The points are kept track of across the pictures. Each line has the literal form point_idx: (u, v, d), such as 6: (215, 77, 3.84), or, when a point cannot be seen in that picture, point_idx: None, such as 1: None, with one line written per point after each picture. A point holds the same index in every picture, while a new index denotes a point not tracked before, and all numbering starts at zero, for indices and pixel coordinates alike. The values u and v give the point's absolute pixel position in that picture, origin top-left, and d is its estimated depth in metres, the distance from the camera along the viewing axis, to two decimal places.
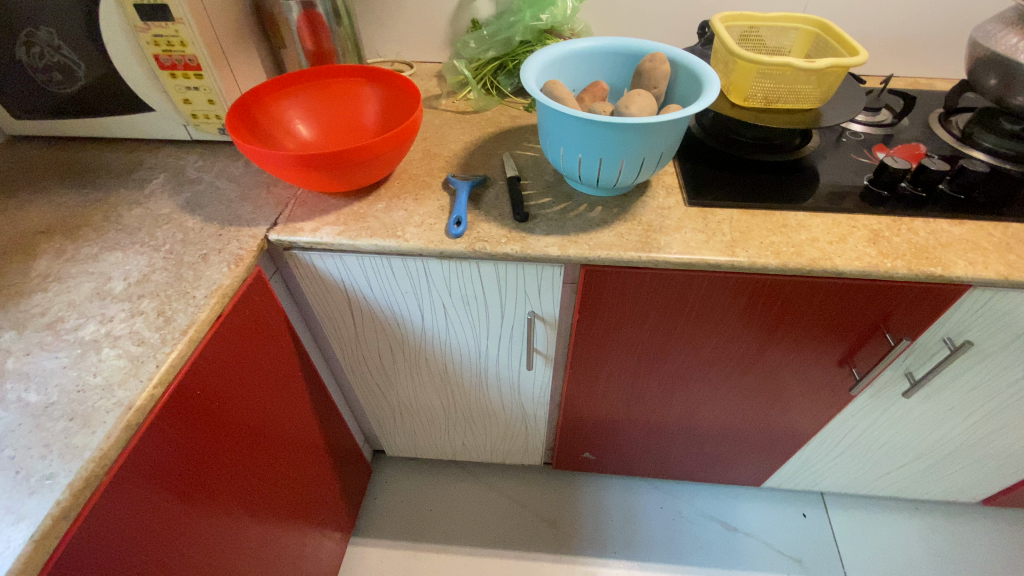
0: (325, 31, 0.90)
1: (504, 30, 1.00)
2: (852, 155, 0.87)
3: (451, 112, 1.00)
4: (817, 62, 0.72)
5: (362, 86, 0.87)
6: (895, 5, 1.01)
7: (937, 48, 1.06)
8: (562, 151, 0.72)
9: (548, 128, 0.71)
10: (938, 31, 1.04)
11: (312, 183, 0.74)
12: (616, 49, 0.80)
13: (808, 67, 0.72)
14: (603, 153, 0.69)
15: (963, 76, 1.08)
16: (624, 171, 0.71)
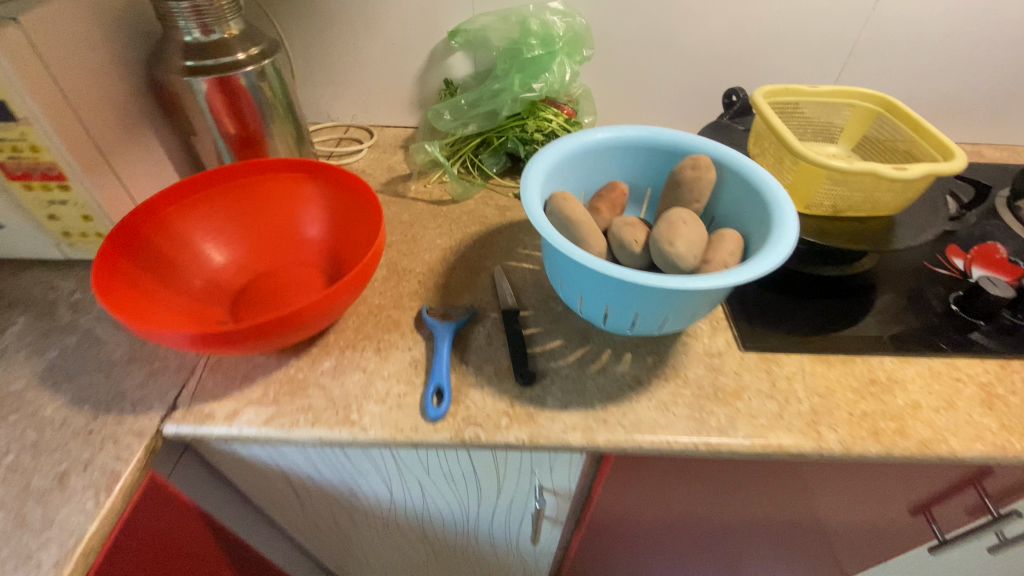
0: (248, 108, 0.67)
1: (486, 99, 0.80)
2: (926, 264, 0.70)
3: (423, 202, 0.79)
4: (909, 170, 0.55)
5: (304, 185, 0.66)
6: (941, 66, 0.87)
7: (983, 113, 0.92)
8: (580, 297, 0.52)
9: (561, 268, 0.52)
10: (986, 95, 0.90)
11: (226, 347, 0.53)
12: (641, 143, 0.61)
13: (898, 177, 0.55)
14: (639, 307, 0.49)
15: (1009, 143, 0.95)
16: (666, 328, 0.52)
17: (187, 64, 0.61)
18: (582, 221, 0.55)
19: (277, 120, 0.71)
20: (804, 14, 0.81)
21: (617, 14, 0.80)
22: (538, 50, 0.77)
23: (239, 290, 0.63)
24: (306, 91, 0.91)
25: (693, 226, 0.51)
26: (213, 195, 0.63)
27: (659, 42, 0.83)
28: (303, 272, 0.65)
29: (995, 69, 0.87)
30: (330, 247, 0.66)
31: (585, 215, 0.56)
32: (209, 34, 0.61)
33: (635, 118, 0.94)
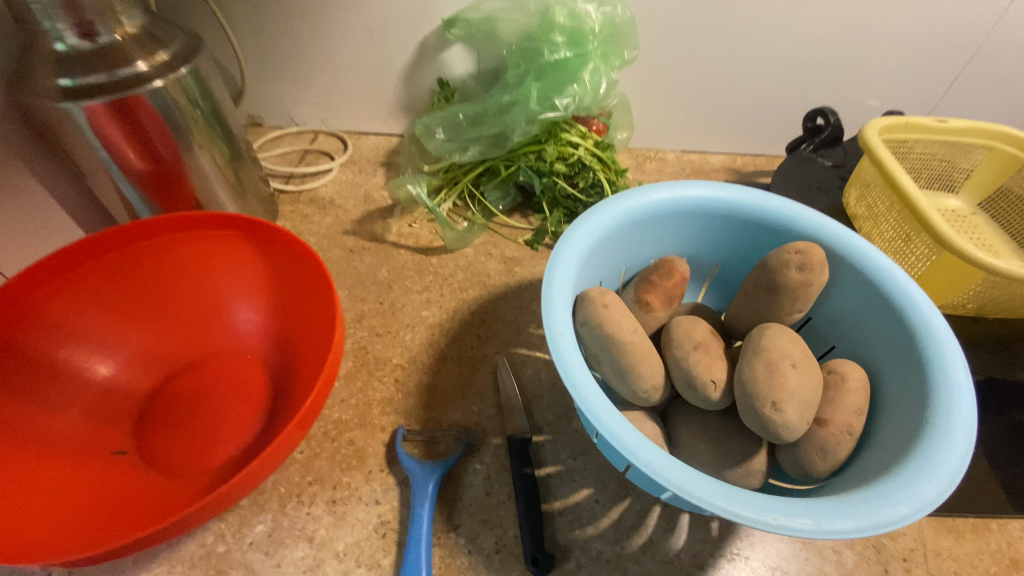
0: (156, 134, 0.47)
1: (492, 115, 0.60)
2: None
3: (407, 250, 0.61)
4: None
5: (238, 246, 0.49)
6: None
7: None
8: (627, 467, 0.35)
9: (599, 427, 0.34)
10: None
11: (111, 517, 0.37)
12: (715, 207, 0.43)
13: None
14: None
15: None
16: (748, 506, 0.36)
17: (57, 81, 0.42)
18: (632, 342, 0.37)
19: (205, 148, 0.52)
20: (913, 8, 0.61)
21: (669, 2, 0.59)
22: (564, 51, 0.57)
23: (152, 396, 0.46)
24: (261, 89, 0.71)
25: (805, 371, 0.34)
26: (110, 264, 0.46)
27: (718, 38, 0.63)
28: (241, 365, 0.49)
29: None
30: (275, 332, 0.49)
31: (635, 331, 0.38)
32: (93, 37, 0.42)
33: (681, 132, 0.74)
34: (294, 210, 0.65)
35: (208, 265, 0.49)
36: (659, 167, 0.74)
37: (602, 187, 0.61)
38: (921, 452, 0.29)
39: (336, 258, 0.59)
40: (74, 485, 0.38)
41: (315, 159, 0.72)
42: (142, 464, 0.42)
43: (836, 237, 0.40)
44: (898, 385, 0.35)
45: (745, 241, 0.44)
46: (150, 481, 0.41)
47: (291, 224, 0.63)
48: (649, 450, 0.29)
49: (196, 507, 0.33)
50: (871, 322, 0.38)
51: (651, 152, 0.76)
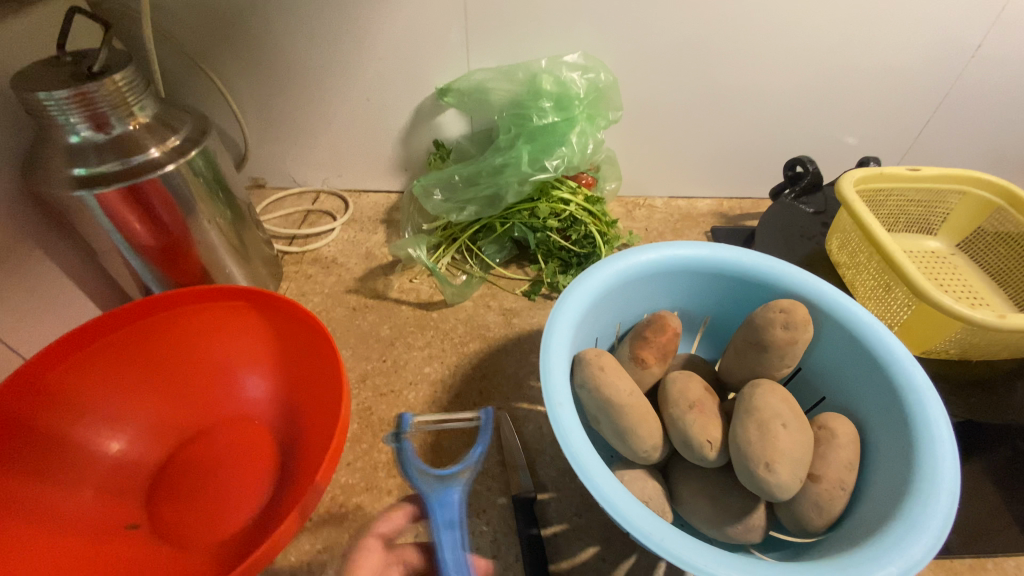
0: (166, 212, 0.50)
1: (487, 176, 0.63)
2: None
3: (409, 305, 0.63)
4: None
5: (244, 315, 0.51)
6: None
7: None
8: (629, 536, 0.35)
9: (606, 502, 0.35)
10: None
11: None
12: (699, 266, 0.45)
13: None
14: None
15: None
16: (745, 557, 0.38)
17: (75, 172, 0.45)
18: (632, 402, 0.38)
19: (211, 219, 0.55)
20: (878, 62, 0.65)
21: (649, 64, 0.63)
22: (552, 116, 0.61)
23: (162, 468, 0.47)
24: (265, 154, 0.74)
25: (795, 431, 0.35)
26: (124, 338, 0.48)
27: (698, 93, 0.67)
28: (248, 432, 0.50)
29: None
30: (278, 396, 0.51)
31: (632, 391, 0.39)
32: (106, 128, 0.45)
33: (668, 179, 0.77)
34: (298, 270, 0.67)
35: (218, 334, 0.51)
36: (649, 214, 0.76)
37: (594, 239, 0.63)
38: (909, 510, 0.31)
39: (340, 317, 0.61)
40: (88, 563, 0.39)
41: (317, 219, 0.74)
42: (153, 539, 0.42)
43: (818, 291, 0.42)
44: (886, 438, 0.36)
45: (731, 295, 0.46)
46: (161, 556, 0.41)
47: (295, 285, 0.65)
48: (650, 521, 0.31)
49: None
50: (858, 374, 0.40)
51: (641, 199, 0.78)
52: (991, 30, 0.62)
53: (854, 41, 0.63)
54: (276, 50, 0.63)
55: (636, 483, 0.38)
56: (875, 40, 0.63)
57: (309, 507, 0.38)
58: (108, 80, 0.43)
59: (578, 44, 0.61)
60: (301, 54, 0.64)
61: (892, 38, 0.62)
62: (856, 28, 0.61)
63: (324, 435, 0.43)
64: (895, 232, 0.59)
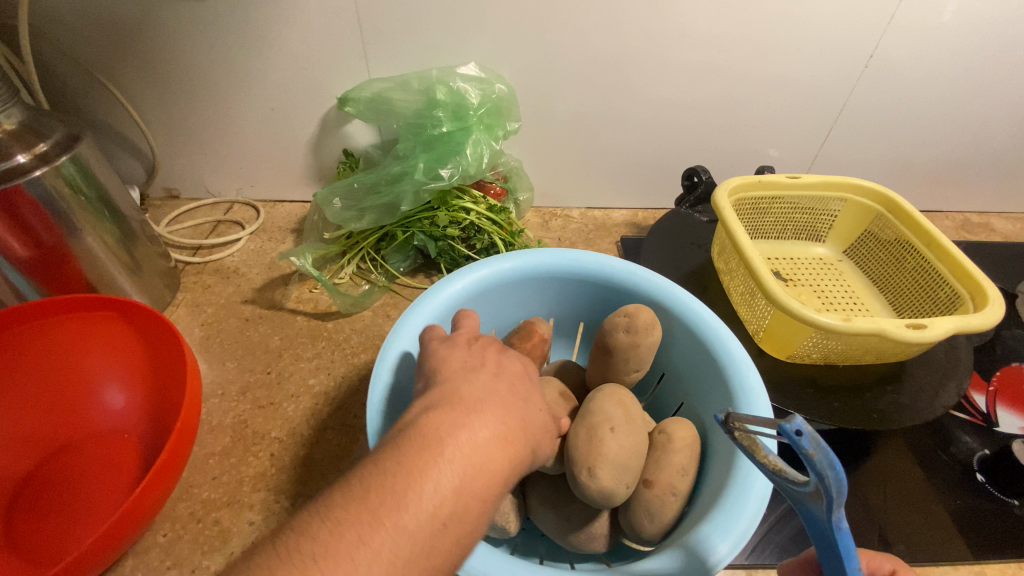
0: (34, 223, 0.49)
1: (385, 185, 0.63)
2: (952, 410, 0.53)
3: (305, 315, 0.62)
4: (928, 331, 0.40)
5: (110, 326, 0.50)
6: (932, 129, 0.74)
7: (979, 177, 0.80)
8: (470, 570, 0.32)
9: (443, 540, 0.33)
10: (981, 157, 0.78)
11: None
12: (561, 273, 0.45)
13: (913, 340, 0.40)
14: None
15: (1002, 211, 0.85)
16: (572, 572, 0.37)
17: None
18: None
19: (92, 231, 0.54)
20: (774, 75, 0.67)
21: (550, 74, 0.64)
22: (447, 124, 0.62)
23: (25, 480, 0.45)
24: (174, 164, 0.73)
25: (622, 434, 0.36)
26: None
27: (602, 104, 0.68)
28: (115, 445, 0.48)
29: (989, 133, 0.75)
30: (143, 407, 0.50)
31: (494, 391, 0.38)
32: None
33: (583, 189, 0.77)
34: (197, 281, 0.65)
35: (90, 345, 0.50)
36: (564, 224, 0.77)
37: (497, 248, 0.64)
38: (715, 515, 0.31)
39: (231, 328, 0.60)
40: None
41: (226, 229, 0.73)
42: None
43: (671, 297, 0.42)
44: (721, 442, 0.36)
45: (595, 302, 0.46)
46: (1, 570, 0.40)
47: (192, 296, 0.64)
48: None
49: None
50: (704, 379, 0.40)
51: (557, 210, 0.79)
52: (875, 45, 0.64)
53: (748, 53, 0.64)
54: (174, 59, 0.63)
55: None
56: (766, 55, 0.64)
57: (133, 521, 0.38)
58: None
59: (474, 55, 0.62)
60: (201, 63, 0.63)
61: (783, 51, 0.64)
62: (749, 40, 0.63)
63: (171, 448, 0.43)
64: (781, 239, 0.60)
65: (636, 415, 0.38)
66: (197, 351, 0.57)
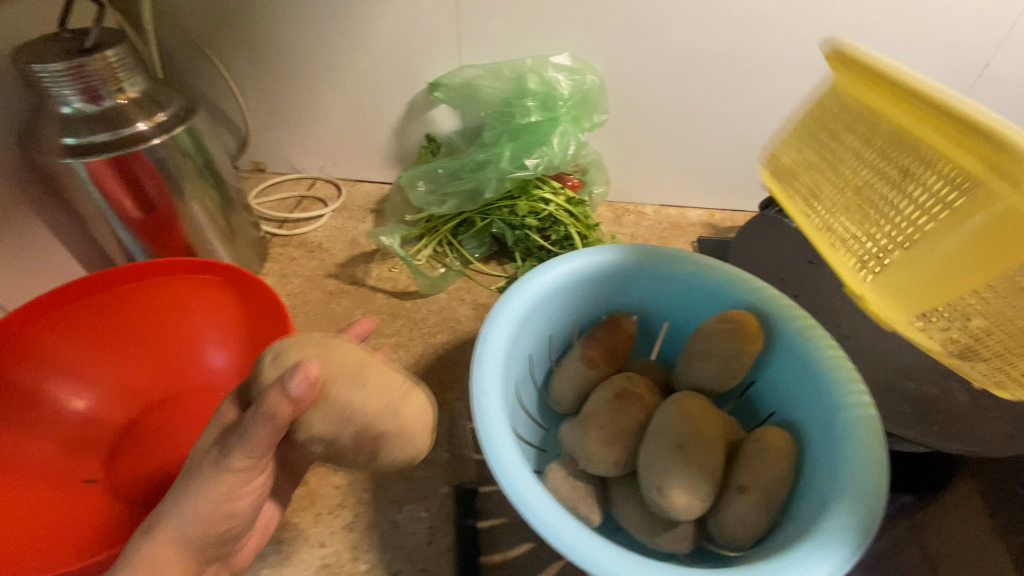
0: (150, 187, 0.53)
1: (469, 171, 0.64)
2: None
3: (384, 293, 0.64)
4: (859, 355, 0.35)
5: (210, 288, 0.53)
6: None
7: None
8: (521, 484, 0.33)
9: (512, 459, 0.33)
10: None
11: (58, 540, 0.40)
12: (658, 269, 0.45)
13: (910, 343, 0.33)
14: None
15: None
16: None
17: (66, 141, 0.47)
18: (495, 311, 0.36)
19: (197, 197, 0.57)
20: None
21: (641, 69, 0.63)
22: (535, 114, 0.63)
23: (127, 428, 0.49)
24: (265, 139, 0.77)
25: (695, 450, 0.35)
26: (97, 301, 0.50)
27: (689, 102, 0.66)
28: (207, 401, 0.51)
29: None
30: (236, 368, 0.52)
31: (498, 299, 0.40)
32: (99, 101, 0.47)
33: (659, 187, 0.76)
34: (283, 252, 0.68)
35: (191, 304, 0.53)
36: (638, 220, 0.76)
37: (572, 241, 0.63)
38: (823, 529, 0.31)
39: (317, 299, 0.63)
40: (33, 509, 0.41)
41: (310, 205, 0.76)
42: (104, 492, 0.45)
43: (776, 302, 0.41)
44: (821, 454, 0.36)
45: (688, 299, 0.46)
46: (105, 511, 0.43)
47: (279, 266, 0.66)
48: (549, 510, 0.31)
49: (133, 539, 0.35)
50: (802, 389, 0.39)
51: (631, 206, 0.78)
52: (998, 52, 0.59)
53: None
54: (276, 39, 0.66)
55: (568, 480, 0.38)
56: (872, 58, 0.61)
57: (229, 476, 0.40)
58: (99, 56, 0.45)
59: (566, 46, 0.61)
60: (299, 43, 0.66)
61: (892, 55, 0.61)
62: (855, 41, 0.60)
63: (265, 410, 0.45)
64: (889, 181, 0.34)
65: (713, 429, 0.37)
66: (286, 319, 0.60)
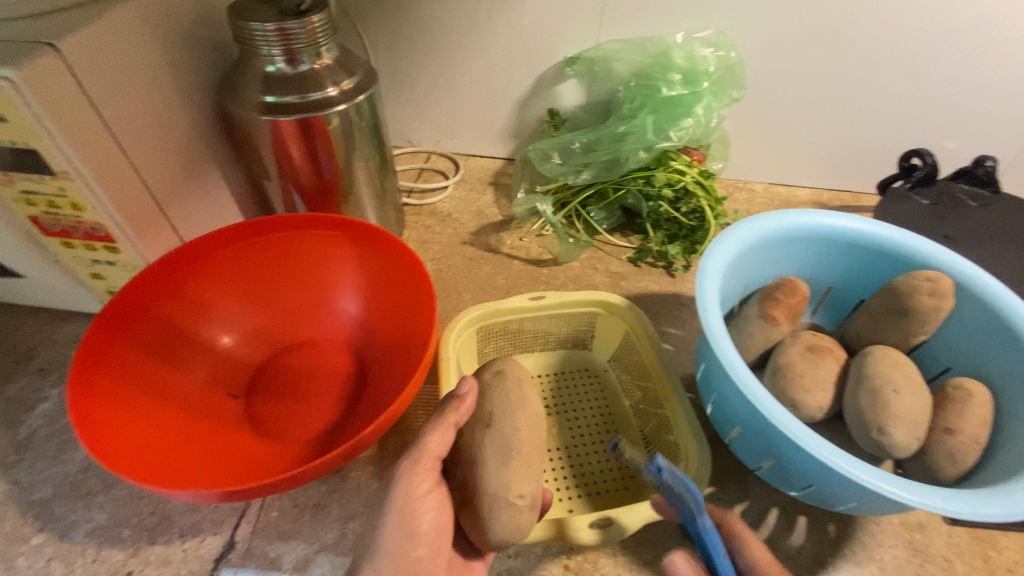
0: (326, 151, 0.54)
1: (606, 143, 0.67)
2: None
3: (520, 260, 0.67)
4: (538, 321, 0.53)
5: (338, 244, 0.53)
6: None
7: None
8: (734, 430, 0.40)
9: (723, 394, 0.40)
10: None
11: (229, 463, 0.43)
12: (835, 238, 0.48)
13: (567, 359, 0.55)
14: (823, 485, 0.36)
15: None
16: (846, 511, 0.39)
17: (266, 99, 0.50)
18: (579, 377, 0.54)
19: (362, 161, 0.58)
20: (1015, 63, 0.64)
21: (776, 48, 0.65)
22: (679, 88, 0.65)
23: (261, 367, 0.52)
24: (388, 113, 0.79)
25: (907, 394, 0.38)
26: (239, 250, 0.51)
27: (816, 82, 0.68)
28: (336, 351, 0.53)
29: None
30: (367, 324, 0.54)
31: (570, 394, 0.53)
32: (296, 64, 0.50)
33: (771, 166, 0.78)
34: (417, 221, 0.72)
35: (328, 258, 0.54)
36: (749, 198, 0.78)
37: (702, 214, 0.65)
38: None
39: (458, 265, 0.66)
40: (185, 436, 0.43)
41: (431, 177, 0.79)
42: (245, 428, 0.47)
43: (957, 268, 0.45)
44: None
45: (860, 267, 0.49)
46: (254, 446, 0.45)
47: (416, 233, 0.70)
48: (801, 432, 0.34)
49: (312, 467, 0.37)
50: (992, 346, 0.43)
51: (740, 183, 0.81)
52: None
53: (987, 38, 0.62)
54: (418, 13, 0.68)
55: None
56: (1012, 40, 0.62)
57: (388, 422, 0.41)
58: (308, 20, 0.47)
59: (712, 23, 0.64)
60: (441, 19, 0.68)
61: None
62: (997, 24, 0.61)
63: (412, 361, 0.47)
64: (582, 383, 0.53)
65: (916, 380, 0.40)
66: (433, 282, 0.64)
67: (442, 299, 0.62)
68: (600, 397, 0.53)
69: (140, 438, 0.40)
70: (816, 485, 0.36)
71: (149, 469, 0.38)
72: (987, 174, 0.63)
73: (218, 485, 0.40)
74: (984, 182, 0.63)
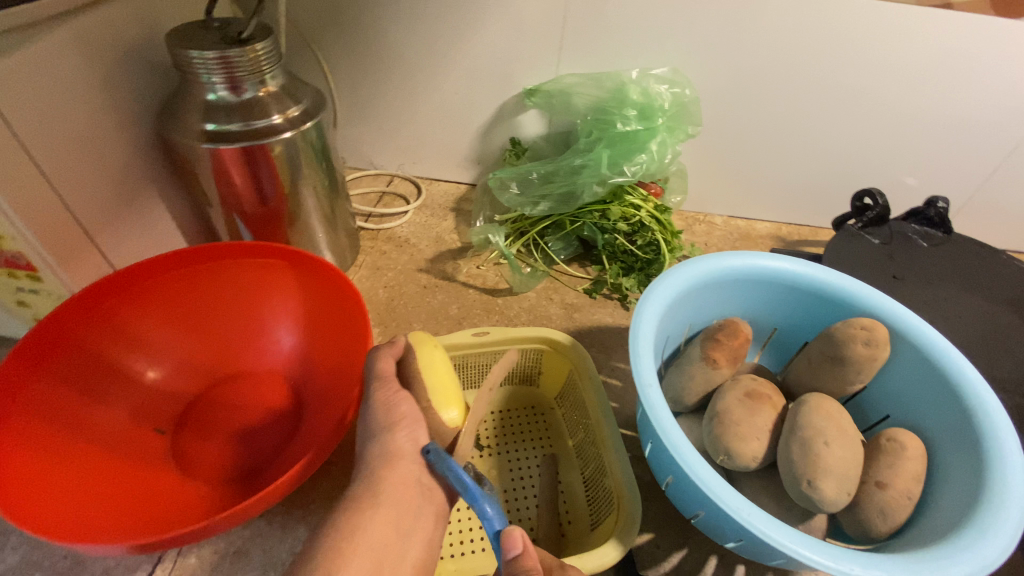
0: (271, 178, 0.53)
1: (563, 175, 0.67)
2: None
3: (475, 290, 0.66)
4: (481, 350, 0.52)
5: (280, 274, 0.52)
6: None
7: None
8: (669, 479, 0.40)
9: (654, 443, 0.40)
10: None
11: (148, 506, 0.41)
12: (776, 279, 0.48)
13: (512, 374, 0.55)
14: (749, 543, 0.35)
15: None
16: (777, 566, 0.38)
17: (206, 126, 0.49)
18: (523, 417, 0.54)
19: (310, 188, 0.57)
20: (961, 109, 0.66)
21: (731, 85, 0.66)
22: (635, 123, 0.66)
23: (191, 401, 0.50)
24: (350, 136, 0.78)
25: (838, 447, 0.38)
26: (174, 279, 0.50)
27: (772, 120, 0.70)
28: (274, 384, 0.52)
29: None
30: (307, 356, 0.53)
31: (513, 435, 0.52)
32: (239, 91, 0.49)
33: (731, 199, 0.79)
34: (373, 246, 0.71)
35: (269, 288, 0.53)
36: (709, 230, 0.79)
37: (658, 247, 0.65)
38: (976, 519, 0.33)
39: (412, 293, 0.65)
40: (102, 476, 0.41)
41: (392, 201, 0.78)
42: (169, 466, 0.45)
43: (893, 314, 0.45)
44: (955, 456, 0.38)
45: (801, 308, 0.49)
46: (177, 487, 0.43)
47: (371, 259, 0.69)
48: (723, 490, 0.33)
49: (225, 516, 0.35)
50: (927, 395, 0.43)
51: (700, 215, 0.81)
52: None
53: (933, 84, 0.64)
54: (378, 39, 0.67)
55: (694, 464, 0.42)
56: (957, 87, 0.64)
57: (313, 467, 0.39)
58: (250, 49, 0.46)
59: (668, 60, 0.65)
60: (402, 47, 0.68)
61: (979, 86, 0.63)
62: (941, 71, 0.63)
63: (346, 398, 0.45)
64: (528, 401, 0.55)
65: (849, 431, 0.39)
66: (384, 310, 0.62)
67: (392, 329, 0.60)
68: (543, 434, 0.52)
69: (48, 482, 0.38)
70: (744, 541, 0.36)
71: (55, 516, 0.36)
72: (938, 215, 0.64)
73: (130, 532, 0.37)
74: (936, 223, 0.65)
